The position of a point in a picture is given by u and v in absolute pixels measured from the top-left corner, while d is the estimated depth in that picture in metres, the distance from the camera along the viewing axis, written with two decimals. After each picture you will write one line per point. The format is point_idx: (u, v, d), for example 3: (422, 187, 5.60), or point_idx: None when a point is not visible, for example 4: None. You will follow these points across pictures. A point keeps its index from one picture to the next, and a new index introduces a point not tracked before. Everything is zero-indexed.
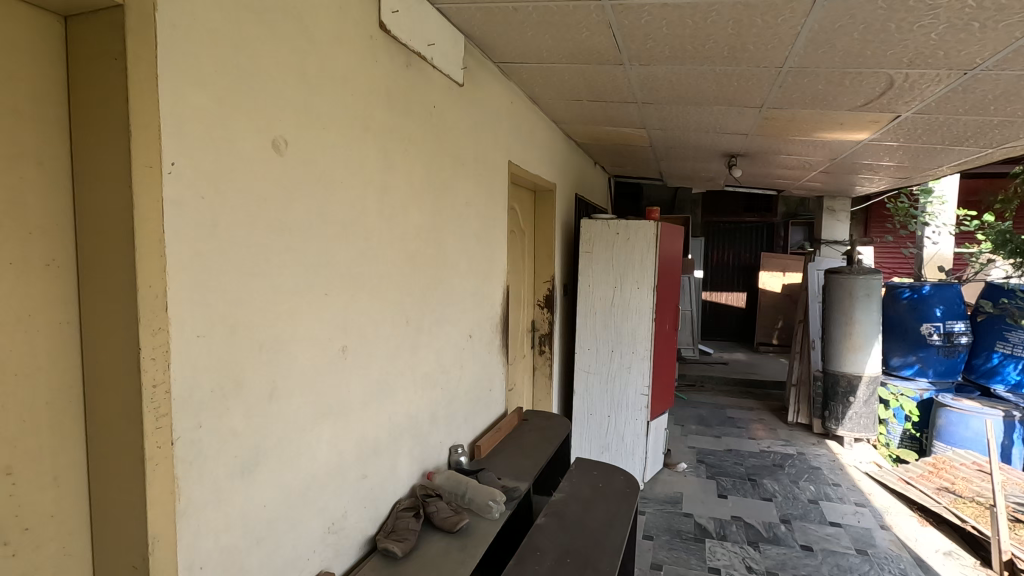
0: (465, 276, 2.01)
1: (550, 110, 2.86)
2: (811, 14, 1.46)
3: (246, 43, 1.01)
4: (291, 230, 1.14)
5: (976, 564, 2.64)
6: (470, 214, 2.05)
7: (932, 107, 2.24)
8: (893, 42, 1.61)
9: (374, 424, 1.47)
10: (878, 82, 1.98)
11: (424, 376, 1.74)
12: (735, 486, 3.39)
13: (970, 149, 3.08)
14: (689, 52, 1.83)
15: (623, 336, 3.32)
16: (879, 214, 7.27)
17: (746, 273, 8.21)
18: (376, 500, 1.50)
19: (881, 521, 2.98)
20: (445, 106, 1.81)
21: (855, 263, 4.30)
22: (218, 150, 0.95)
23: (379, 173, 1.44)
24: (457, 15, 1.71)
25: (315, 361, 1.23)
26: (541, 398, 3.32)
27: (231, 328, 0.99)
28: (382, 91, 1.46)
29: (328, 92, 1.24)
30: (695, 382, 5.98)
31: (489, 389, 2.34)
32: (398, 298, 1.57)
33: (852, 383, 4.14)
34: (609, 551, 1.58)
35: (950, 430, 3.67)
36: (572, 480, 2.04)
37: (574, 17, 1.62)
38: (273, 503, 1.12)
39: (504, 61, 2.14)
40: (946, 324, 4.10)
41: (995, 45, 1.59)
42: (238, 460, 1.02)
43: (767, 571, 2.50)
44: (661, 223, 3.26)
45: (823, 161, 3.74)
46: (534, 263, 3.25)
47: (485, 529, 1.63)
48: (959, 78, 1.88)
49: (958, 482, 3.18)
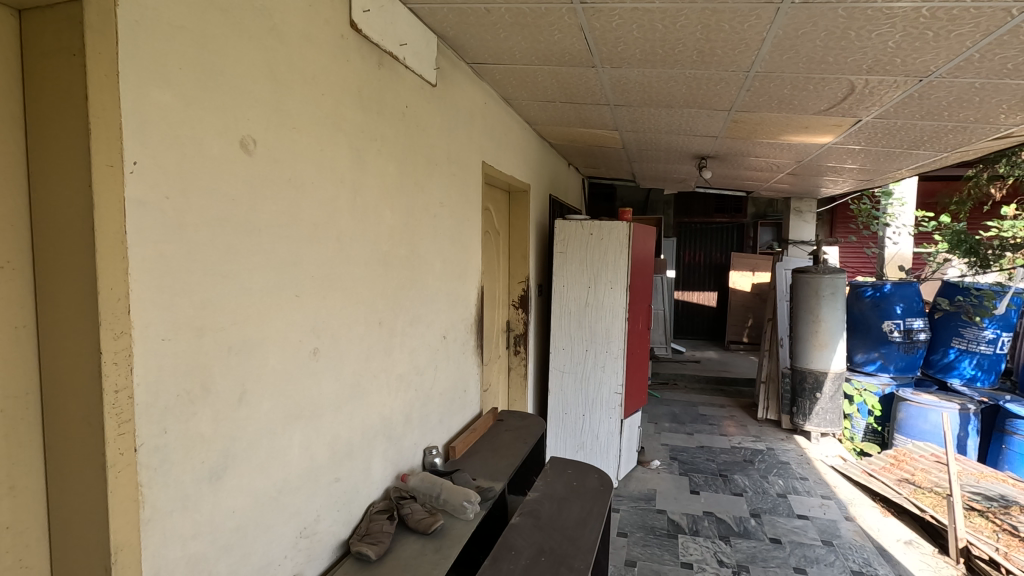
0: (439, 277, 2.01)
1: (524, 111, 2.88)
2: (776, 20, 1.49)
3: (212, 41, 0.98)
4: (261, 232, 1.12)
5: (934, 552, 2.75)
6: (444, 215, 2.04)
7: (891, 112, 2.31)
8: (853, 50, 1.67)
9: (348, 426, 1.46)
10: (840, 88, 2.05)
11: (398, 378, 1.73)
12: (707, 482, 3.45)
13: (926, 153, 3.19)
14: (659, 55, 1.86)
15: (597, 336, 3.35)
16: (843, 215, 7.51)
17: (717, 272, 8.37)
18: (349, 503, 1.49)
19: (846, 512, 3.08)
20: (417, 106, 1.80)
21: (820, 263, 4.42)
22: (184, 148, 0.93)
23: (351, 173, 1.43)
24: (430, 16, 1.71)
25: (286, 363, 1.21)
26: (516, 399, 3.33)
27: (198, 330, 0.97)
28: (354, 90, 1.44)
29: (297, 91, 1.22)
30: (668, 380, 6.07)
31: (464, 390, 2.33)
32: (371, 299, 1.56)
33: (818, 380, 4.26)
34: (584, 549, 1.59)
35: (910, 424, 3.83)
36: (546, 479, 2.05)
37: (546, 19, 1.63)
38: (242, 508, 1.09)
39: (478, 62, 2.14)
40: (906, 321, 4.25)
41: (948, 54, 1.65)
42: (205, 466, 1.00)
43: (738, 564, 2.56)
44: (633, 223, 3.30)
45: (790, 164, 3.83)
46: (508, 263, 3.25)
47: (460, 529, 1.63)
48: (914, 85, 1.95)
49: (917, 473, 3.32)
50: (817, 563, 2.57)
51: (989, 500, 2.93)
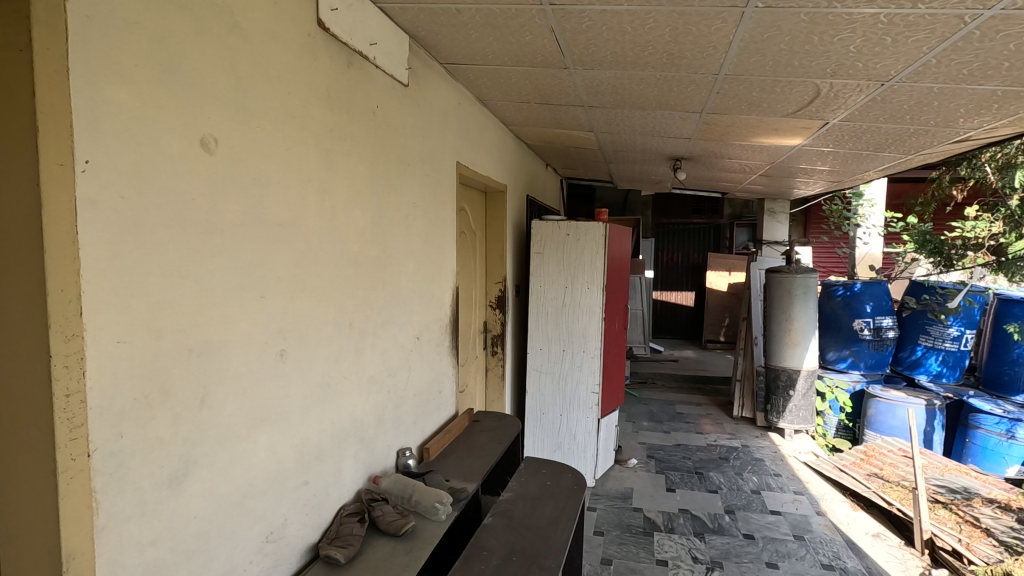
0: (412, 277, 2.00)
1: (500, 112, 2.88)
2: (742, 24, 1.52)
3: (170, 38, 0.97)
4: (224, 232, 1.10)
5: (901, 544, 2.81)
6: (417, 215, 2.03)
7: (857, 115, 2.37)
8: (817, 54, 1.71)
9: (317, 429, 1.45)
10: (807, 91, 2.09)
11: (369, 379, 1.72)
12: (683, 480, 3.49)
13: (893, 155, 3.27)
14: (630, 57, 1.88)
15: (574, 336, 3.37)
16: (816, 215, 7.67)
17: (694, 272, 8.48)
18: (319, 507, 1.47)
19: (817, 507, 3.14)
20: (388, 106, 1.79)
21: (793, 263, 4.50)
22: (139, 148, 0.91)
23: (319, 173, 1.42)
24: (401, 15, 1.70)
25: (251, 364, 1.20)
26: (494, 399, 3.32)
27: (157, 333, 0.96)
28: (322, 89, 1.43)
29: (262, 89, 1.21)
30: (646, 379, 6.13)
31: (439, 391, 2.33)
32: (341, 300, 1.54)
33: (791, 378, 4.33)
34: (555, 548, 1.60)
35: (879, 420, 3.93)
36: (520, 479, 2.06)
37: (517, 20, 1.64)
38: (205, 513, 1.08)
39: (451, 63, 2.13)
40: (876, 319, 4.36)
41: (907, 59, 1.70)
42: (165, 471, 0.98)
43: (711, 560, 2.59)
44: (609, 224, 3.32)
45: (763, 165, 3.89)
46: (485, 264, 3.25)
47: (432, 531, 1.62)
48: (877, 89, 2.00)
49: (885, 467, 3.41)
50: (788, 558, 2.61)
51: (953, 493, 3.03)
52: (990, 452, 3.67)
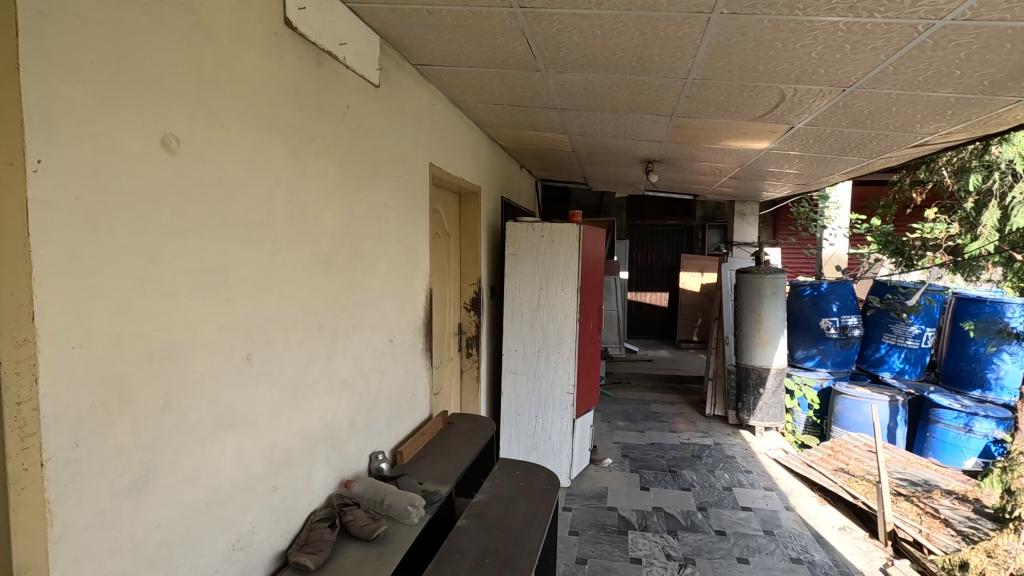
0: (384, 279, 1.99)
1: (473, 113, 2.87)
2: (708, 29, 1.55)
3: (129, 35, 0.94)
4: (188, 233, 1.08)
5: (865, 536, 2.90)
6: (389, 217, 2.02)
7: (820, 119, 2.43)
8: (781, 60, 1.75)
9: (285, 434, 1.42)
10: (772, 96, 2.14)
11: (341, 383, 1.70)
12: (657, 479, 3.53)
13: (856, 158, 3.36)
14: (601, 61, 1.90)
15: (549, 337, 3.38)
16: (784, 217, 7.86)
17: (668, 273, 8.60)
18: (288, 513, 1.45)
19: (787, 502, 3.21)
20: (359, 107, 1.77)
21: (762, 263, 4.60)
22: (97, 148, 0.89)
23: (287, 173, 1.40)
24: (371, 16, 1.69)
25: (216, 369, 1.17)
26: (469, 401, 3.32)
27: (116, 337, 0.93)
28: (290, 89, 1.41)
29: (228, 89, 1.18)
30: (621, 379, 6.18)
31: (413, 394, 2.31)
32: (311, 302, 1.52)
33: (761, 376, 4.42)
34: (528, 549, 1.60)
35: (845, 416, 4.05)
36: (494, 481, 2.06)
37: (488, 23, 1.65)
38: (168, 522, 1.05)
39: (423, 64, 2.13)
40: (842, 318, 4.49)
41: (866, 66, 1.75)
42: (125, 480, 0.95)
43: (684, 557, 2.63)
44: (583, 226, 3.35)
45: (733, 167, 3.97)
46: (460, 266, 3.24)
47: (404, 535, 1.61)
48: (839, 95, 2.06)
49: (851, 462, 3.53)
50: (759, 552, 2.67)
51: (914, 485, 3.15)
52: (949, 445, 3.81)
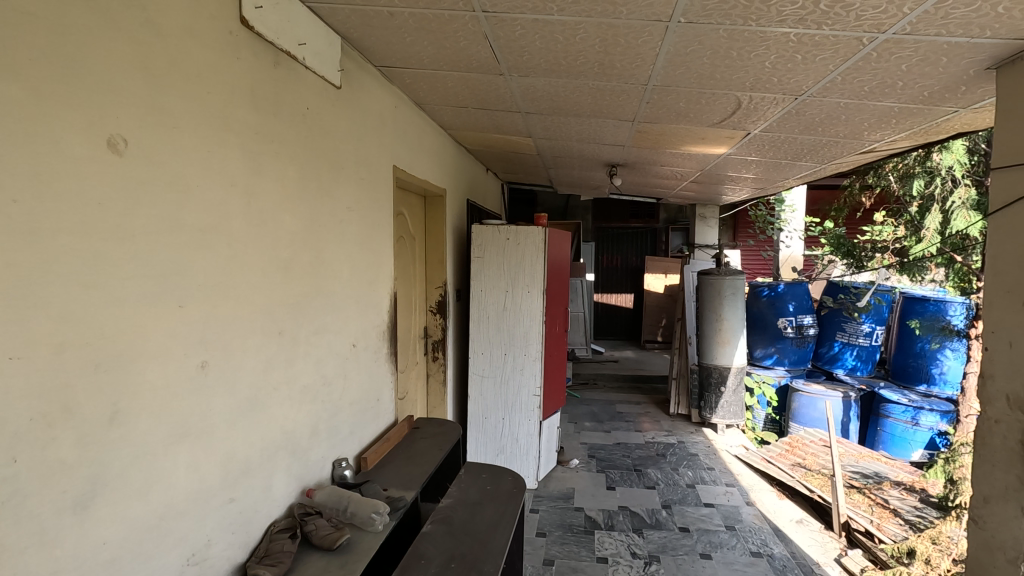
0: (347, 283, 1.96)
1: (438, 116, 2.86)
2: (666, 37, 1.59)
3: (71, 31, 0.90)
4: (137, 238, 1.04)
5: (821, 528, 3.00)
6: (352, 220, 1.99)
7: (775, 126, 2.52)
8: (737, 68, 1.81)
9: (243, 443, 1.38)
10: (729, 103, 2.21)
11: (302, 390, 1.67)
12: (623, 478, 3.58)
13: (810, 164, 3.49)
14: (564, 66, 1.92)
15: (515, 339, 3.39)
16: (744, 220, 8.10)
17: (633, 275, 8.73)
18: (247, 524, 1.41)
19: (747, 498, 3.30)
20: (319, 108, 1.74)
21: (723, 265, 4.73)
22: (34, 148, 0.85)
23: (244, 176, 1.36)
24: (331, 16, 1.66)
25: (169, 379, 1.13)
26: (435, 405, 3.29)
27: (58, 347, 0.89)
28: (246, 90, 1.38)
29: (180, 88, 1.15)
30: (588, 380, 6.25)
31: (377, 399, 2.28)
32: (270, 308, 1.49)
33: (723, 375, 4.53)
34: (494, 552, 1.60)
35: (802, 413, 4.20)
36: (460, 485, 2.05)
37: (451, 26, 1.64)
38: (117, 539, 1.01)
39: (386, 65, 2.11)
40: (798, 317, 4.65)
41: (815, 76, 1.83)
42: (69, 496, 0.91)
43: (649, 555, 2.67)
44: (548, 229, 3.37)
45: (694, 172, 4.06)
46: (425, 269, 3.22)
47: (368, 543, 1.58)
48: (791, 103, 2.14)
49: (808, 457, 3.66)
50: (720, 548, 2.73)
51: (865, 477, 3.29)
52: (897, 438, 3.99)
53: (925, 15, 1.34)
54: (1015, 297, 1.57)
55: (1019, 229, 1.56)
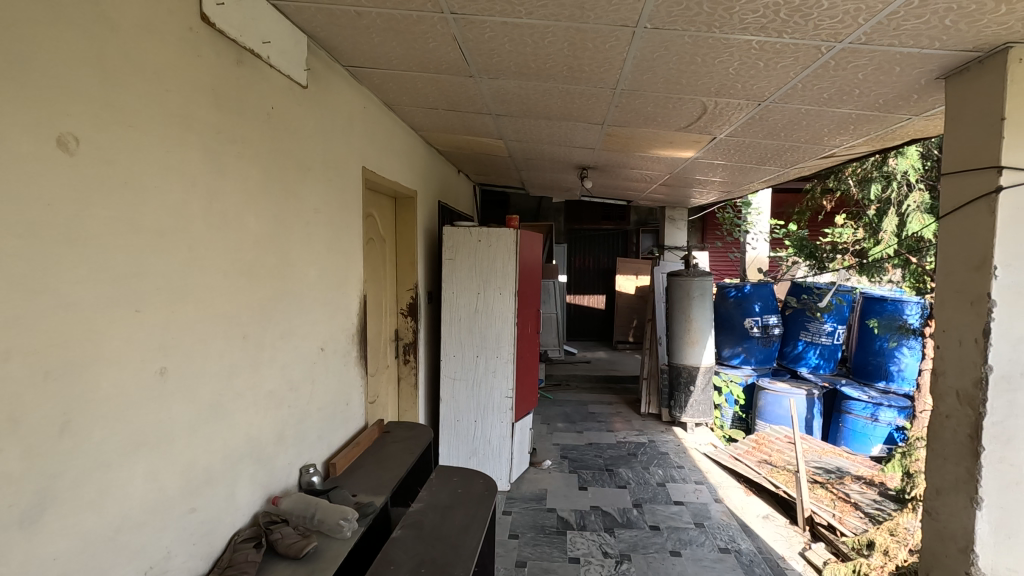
0: (315, 286, 1.92)
1: (408, 117, 2.84)
2: (634, 42, 1.61)
3: (15, 25, 0.87)
4: (91, 240, 1.00)
5: (786, 523, 3.08)
6: (319, 222, 1.96)
7: (739, 131, 2.58)
8: (702, 74, 1.84)
9: (205, 451, 1.35)
10: (695, 108, 2.25)
11: (267, 396, 1.63)
12: (595, 478, 3.61)
13: (774, 168, 3.57)
14: (533, 69, 1.93)
15: (487, 341, 3.38)
16: (711, 222, 8.27)
17: (605, 276, 8.82)
18: (209, 535, 1.37)
19: (716, 495, 3.36)
20: (284, 107, 1.71)
21: (691, 266, 4.82)
22: None
23: (205, 177, 1.33)
24: (297, 14, 1.63)
25: (125, 386, 1.09)
26: (407, 408, 3.26)
27: (3, 354, 0.85)
28: (208, 88, 1.34)
29: (137, 86, 1.11)
30: (561, 381, 6.27)
31: (347, 404, 2.25)
32: (234, 312, 1.45)
33: (692, 374, 4.61)
34: (464, 556, 1.59)
35: (768, 410, 4.31)
36: (431, 489, 2.03)
37: (419, 27, 1.64)
38: (69, 553, 0.97)
39: (354, 66, 2.08)
40: (764, 317, 4.76)
41: (777, 83, 1.87)
42: (15, 511, 0.87)
43: (620, 554, 2.70)
44: (520, 231, 3.38)
45: (664, 175, 4.13)
46: (396, 271, 3.20)
47: (336, 551, 1.55)
48: (754, 108, 2.19)
49: (774, 454, 3.75)
50: (690, 545, 2.78)
51: (828, 473, 3.40)
52: (858, 434, 4.13)
53: (879, 26, 1.38)
54: (964, 297, 1.64)
55: (967, 232, 1.63)
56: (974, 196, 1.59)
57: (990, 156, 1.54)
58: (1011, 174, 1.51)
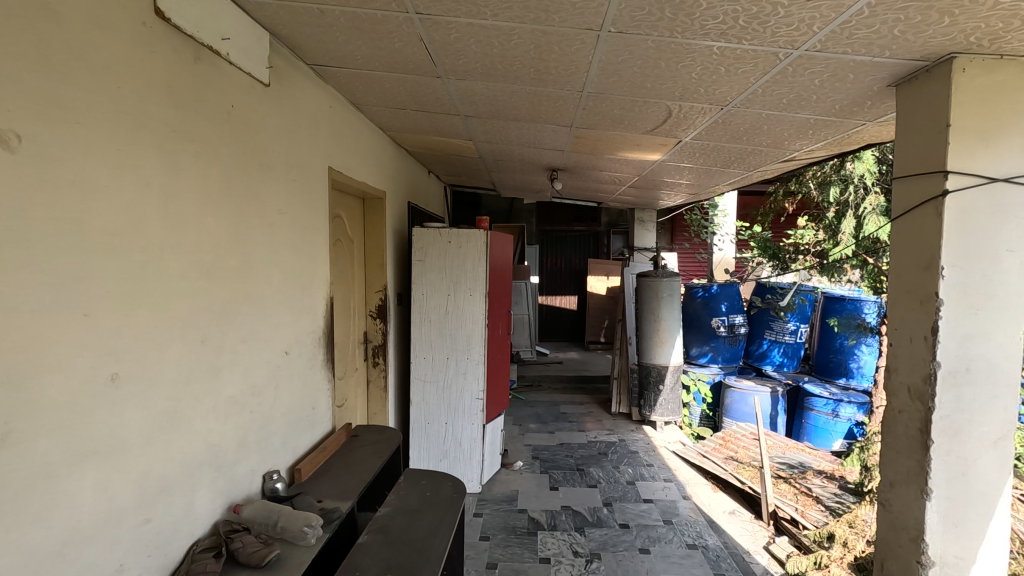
0: (278, 288, 1.88)
1: (376, 117, 2.81)
2: (598, 46, 1.63)
3: None
4: (32, 242, 0.96)
5: (751, 518, 3.15)
6: (283, 223, 1.92)
7: (703, 134, 2.63)
8: (666, 78, 1.87)
9: (161, 459, 1.30)
10: (660, 111, 2.28)
11: (228, 401, 1.59)
12: (566, 478, 3.63)
13: (738, 171, 3.66)
14: (500, 70, 1.93)
15: (458, 343, 3.37)
16: (680, 224, 8.42)
17: (576, 277, 8.88)
18: (166, 545, 1.33)
19: (684, 492, 3.42)
20: (245, 106, 1.67)
21: (660, 267, 4.89)
22: None
23: (160, 177, 1.29)
24: (258, 11, 1.60)
25: (73, 394, 1.05)
26: (377, 411, 3.23)
27: None
28: (163, 85, 1.30)
29: (86, 83, 1.07)
30: (533, 382, 6.29)
31: (313, 408, 2.21)
32: (192, 316, 1.41)
33: (661, 373, 4.68)
34: (432, 560, 1.58)
35: (735, 408, 4.41)
36: (399, 493, 2.01)
37: (384, 26, 1.62)
38: (11, 569, 0.92)
39: (319, 64, 2.05)
40: (730, 317, 4.87)
41: (738, 88, 1.92)
42: None
43: (590, 552, 2.72)
44: (490, 232, 3.38)
45: (633, 177, 4.18)
46: (364, 272, 3.16)
47: (299, 558, 1.52)
48: (717, 113, 2.24)
49: (740, 450, 3.83)
50: (658, 542, 2.82)
51: (791, 468, 3.49)
52: (820, 429, 4.25)
53: (832, 35, 1.43)
54: (915, 296, 1.70)
55: (916, 234, 1.70)
56: (923, 200, 1.66)
57: (936, 161, 1.61)
58: (957, 179, 1.57)
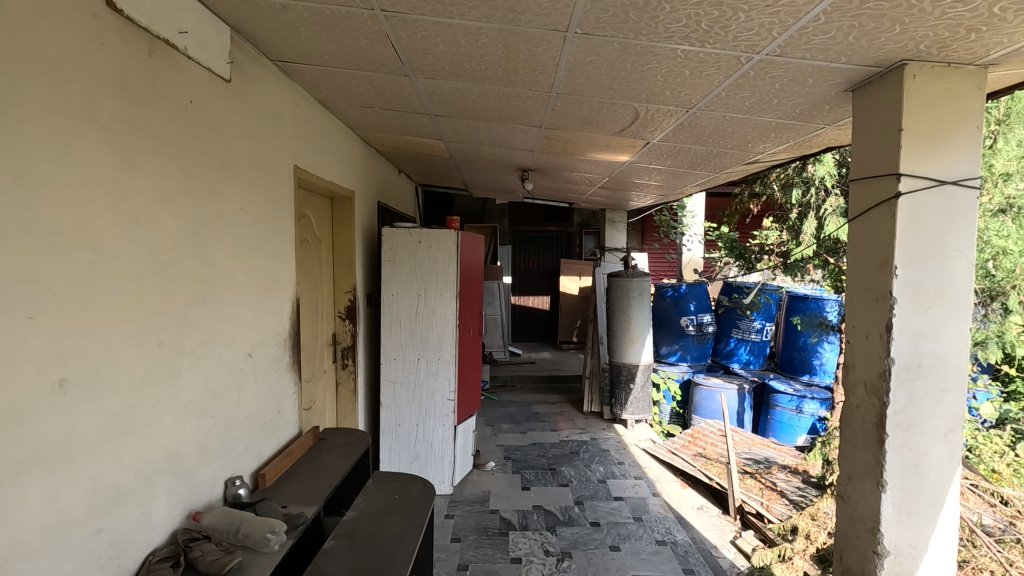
0: (241, 289, 1.84)
1: (343, 115, 2.77)
2: (564, 47, 1.63)
3: None
4: None
5: (719, 513, 3.21)
6: (246, 222, 1.88)
7: (670, 136, 2.67)
8: (632, 80, 1.89)
9: (115, 467, 1.26)
10: (627, 113, 2.31)
11: (188, 405, 1.55)
12: (537, 478, 3.63)
13: (705, 173, 3.72)
14: (468, 69, 1.92)
15: (428, 344, 3.34)
16: (650, 224, 8.54)
17: (549, 277, 8.92)
18: (120, 555, 1.28)
19: (653, 489, 3.46)
20: (205, 102, 1.62)
21: (630, 267, 4.95)
22: None
23: (112, 174, 1.24)
24: (218, 5, 1.55)
25: (15, 400, 1.00)
26: (346, 414, 3.18)
27: None
28: (116, 79, 1.26)
29: (29, 75, 1.03)
30: (506, 382, 6.28)
31: (278, 411, 2.16)
32: (148, 318, 1.37)
33: (631, 372, 4.73)
34: (400, 563, 1.56)
35: (703, 405, 4.50)
36: (367, 496, 1.99)
37: (349, 23, 1.60)
38: None
39: (283, 61, 2.01)
40: (698, 316, 4.99)
41: (703, 91, 1.95)
42: None
43: (561, 551, 2.73)
44: (461, 232, 3.36)
45: (603, 178, 4.22)
46: (333, 273, 3.11)
47: (261, 566, 1.48)
48: (683, 115, 2.27)
49: (708, 447, 3.90)
50: (629, 539, 2.85)
51: (757, 463, 3.57)
52: (785, 425, 4.37)
53: (791, 40, 1.47)
54: (871, 295, 1.76)
55: (872, 234, 1.75)
56: (878, 202, 1.72)
57: (890, 164, 1.66)
58: (909, 181, 1.63)
